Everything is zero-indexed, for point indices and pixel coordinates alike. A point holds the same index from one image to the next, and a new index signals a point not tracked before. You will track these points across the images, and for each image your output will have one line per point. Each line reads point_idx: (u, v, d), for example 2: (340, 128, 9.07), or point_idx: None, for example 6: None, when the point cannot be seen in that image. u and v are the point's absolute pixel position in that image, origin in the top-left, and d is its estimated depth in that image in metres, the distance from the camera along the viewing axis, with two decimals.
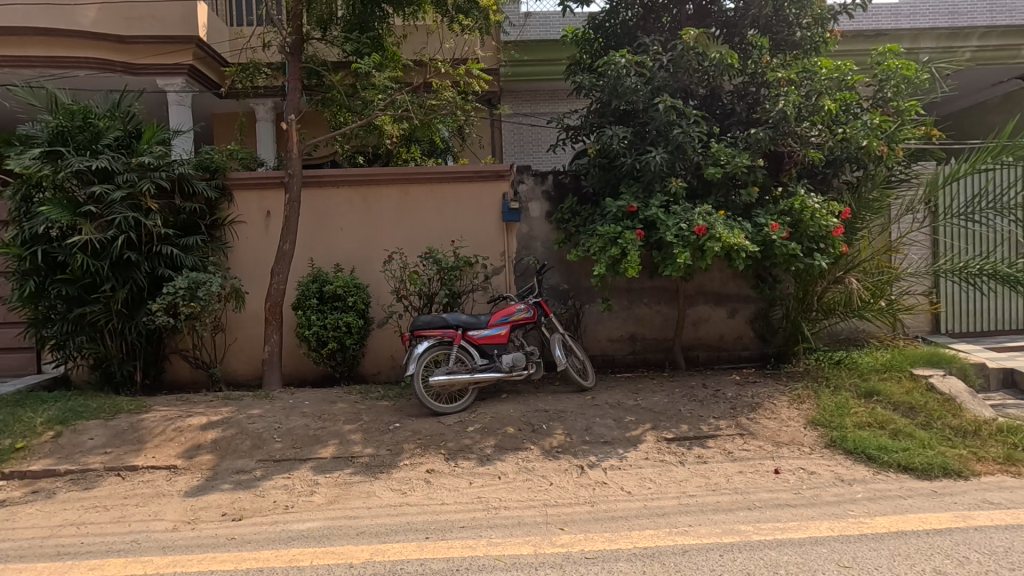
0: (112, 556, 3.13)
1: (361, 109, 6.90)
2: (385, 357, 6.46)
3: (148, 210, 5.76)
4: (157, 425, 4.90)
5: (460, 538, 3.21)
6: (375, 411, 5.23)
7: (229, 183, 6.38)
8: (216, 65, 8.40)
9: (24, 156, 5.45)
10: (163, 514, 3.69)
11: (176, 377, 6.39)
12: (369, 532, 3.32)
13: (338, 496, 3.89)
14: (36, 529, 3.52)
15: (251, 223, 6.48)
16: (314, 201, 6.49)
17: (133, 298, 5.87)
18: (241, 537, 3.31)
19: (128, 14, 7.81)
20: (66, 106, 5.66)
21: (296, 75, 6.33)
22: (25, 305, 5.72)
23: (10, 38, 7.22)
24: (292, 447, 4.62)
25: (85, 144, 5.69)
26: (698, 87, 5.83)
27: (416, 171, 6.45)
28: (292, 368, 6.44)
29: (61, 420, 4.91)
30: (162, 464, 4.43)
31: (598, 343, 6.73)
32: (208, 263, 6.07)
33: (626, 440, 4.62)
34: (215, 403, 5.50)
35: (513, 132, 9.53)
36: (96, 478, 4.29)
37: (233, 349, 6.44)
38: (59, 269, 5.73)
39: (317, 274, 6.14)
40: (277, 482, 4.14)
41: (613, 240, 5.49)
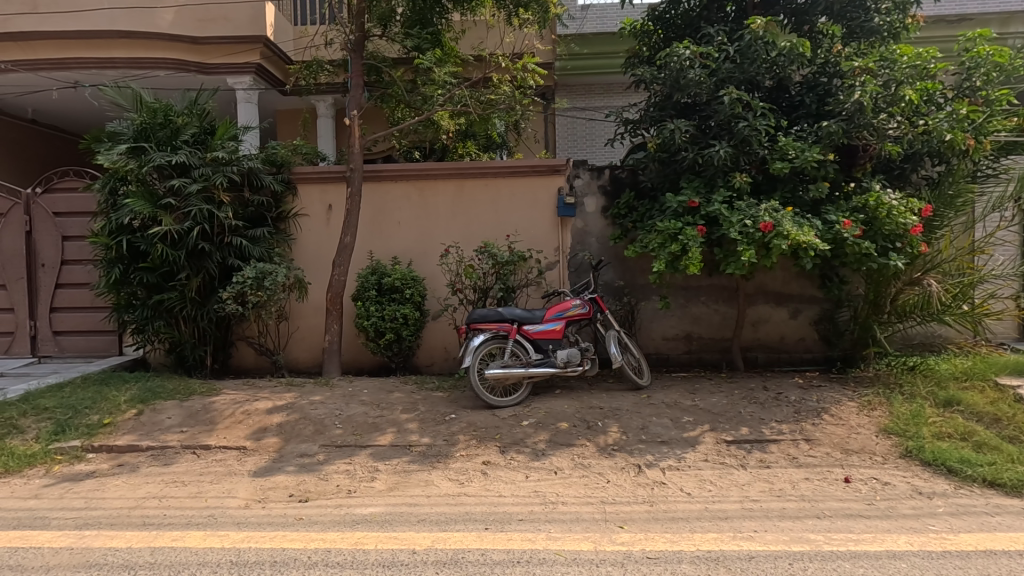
0: (192, 528, 3.32)
1: (421, 104, 7.08)
2: (439, 348, 6.56)
3: (220, 203, 6.05)
4: (227, 407, 5.17)
5: (520, 530, 3.23)
6: (430, 402, 5.34)
7: (294, 178, 6.63)
8: (281, 63, 8.70)
9: (112, 152, 5.81)
10: (236, 492, 3.88)
11: (242, 363, 6.70)
12: (429, 520, 3.39)
13: (398, 483, 3.98)
14: (123, 499, 3.78)
15: (313, 216, 6.70)
16: (374, 195, 6.65)
17: (205, 287, 6.18)
18: (309, 518, 3.45)
19: (202, 17, 8.13)
20: (148, 105, 6.01)
21: (358, 71, 6.49)
22: (109, 291, 6.11)
23: (96, 41, 7.70)
24: (352, 433, 4.76)
25: (165, 140, 6.02)
26: (765, 78, 5.61)
27: (471, 165, 6.50)
28: (350, 357, 6.63)
29: (141, 400, 5.25)
30: (233, 445, 4.65)
31: (652, 341, 6.62)
32: (274, 254, 6.34)
33: (684, 441, 4.52)
34: (279, 388, 5.75)
35: (567, 127, 9.49)
36: (174, 455, 4.56)
37: (295, 337, 6.69)
38: (140, 257, 6.10)
39: (376, 267, 6.30)
40: (339, 467, 4.28)
41: (673, 236, 5.37)
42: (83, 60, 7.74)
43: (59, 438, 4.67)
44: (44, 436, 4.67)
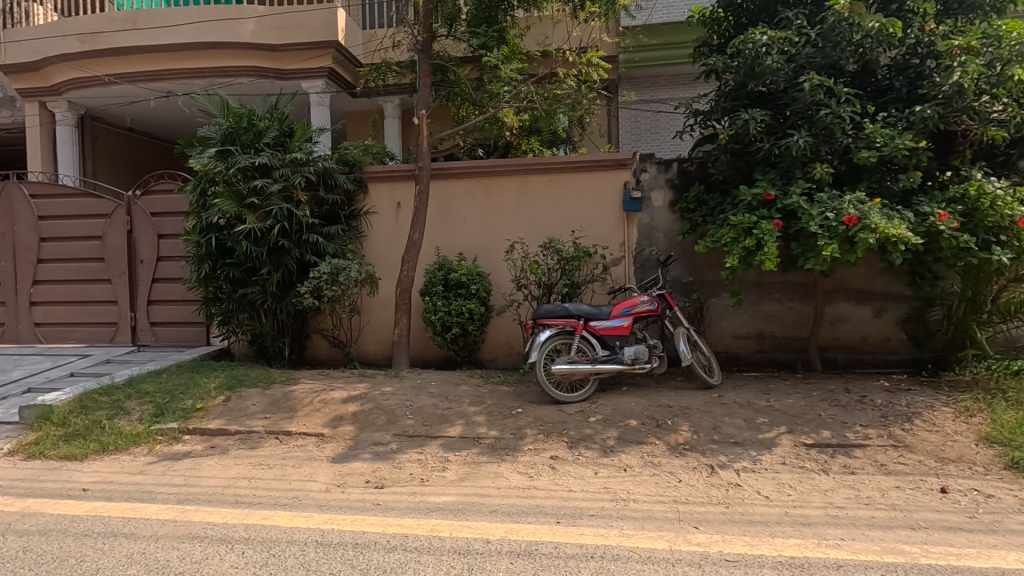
0: (279, 508, 3.53)
1: (486, 101, 7.19)
2: (503, 344, 6.62)
3: (298, 202, 6.36)
4: (306, 396, 5.45)
5: (591, 525, 3.22)
6: (497, 396, 5.42)
7: (365, 177, 6.89)
8: (351, 66, 9.02)
9: (203, 155, 6.21)
10: (317, 476, 4.08)
11: (316, 355, 7.02)
12: (501, 511, 3.44)
13: (468, 474, 4.07)
14: (217, 478, 4.06)
15: (383, 213, 6.93)
16: (441, 192, 6.79)
17: (284, 282, 6.52)
18: (385, 504, 3.58)
19: (280, 25, 8.32)
20: (234, 110, 6.39)
21: (426, 71, 6.63)
22: (200, 285, 6.55)
23: (186, 52, 8.34)
24: (423, 424, 4.90)
25: (249, 143, 6.39)
26: (849, 62, 5.30)
27: (535, 161, 6.52)
28: (417, 351, 6.81)
29: (229, 387, 5.62)
30: (312, 432, 4.89)
31: (722, 340, 6.42)
32: (347, 251, 6.62)
33: (759, 442, 4.35)
34: (353, 379, 5.99)
35: (631, 120, 9.34)
36: (260, 439, 4.84)
37: (365, 330, 6.94)
38: (226, 254, 6.48)
39: (443, 263, 6.43)
40: (412, 456, 4.42)
41: (747, 230, 5.17)
42: (176, 71, 8.43)
43: (159, 420, 5.07)
44: (147, 417, 5.09)
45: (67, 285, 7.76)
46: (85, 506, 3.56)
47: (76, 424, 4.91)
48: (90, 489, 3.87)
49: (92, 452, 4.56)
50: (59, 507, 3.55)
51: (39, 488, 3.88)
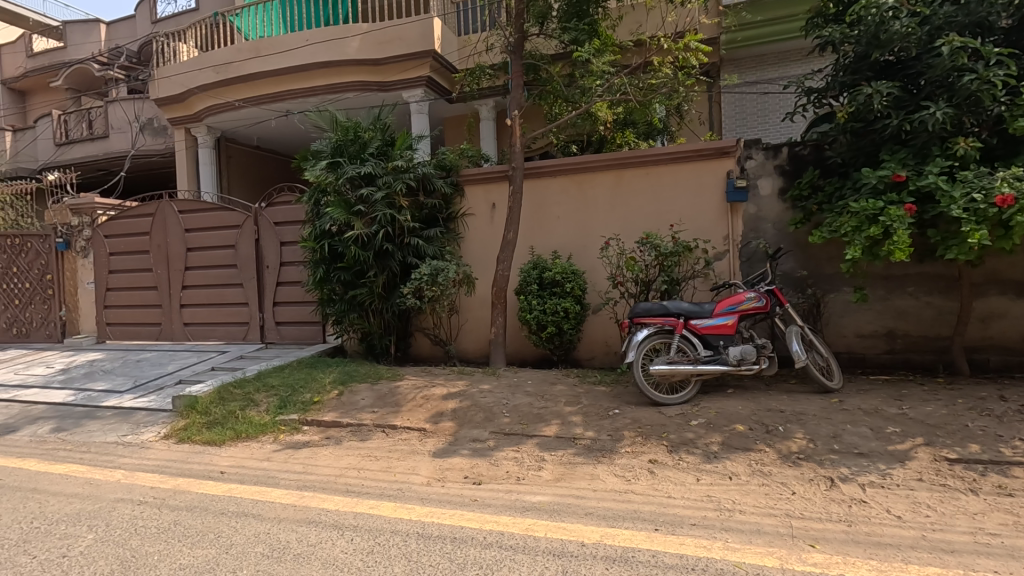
0: (384, 499, 3.73)
1: (578, 97, 7.07)
2: (600, 343, 6.51)
3: (400, 207, 6.68)
4: (410, 392, 5.73)
5: (693, 535, 3.06)
6: (593, 396, 5.33)
7: (461, 180, 7.11)
8: (447, 73, 9.25)
9: (316, 167, 6.71)
10: (419, 470, 4.27)
11: (419, 352, 7.35)
12: (596, 514, 3.38)
13: (564, 475, 4.04)
14: (331, 467, 4.39)
15: (479, 215, 7.10)
16: (534, 192, 6.80)
17: (389, 283, 6.88)
18: (482, 500, 3.65)
19: (381, 40, 8.79)
20: (342, 124, 6.84)
21: (518, 72, 6.66)
22: (316, 288, 7.10)
23: (301, 73, 9.12)
24: (519, 422, 4.95)
25: (355, 154, 6.81)
26: (1002, 17, 4.60)
27: (630, 154, 6.32)
28: (514, 349, 6.88)
29: (342, 382, 6.06)
30: (415, 426, 5.12)
31: (844, 339, 5.83)
32: (446, 252, 6.89)
33: (889, 455, 3.89)
34: (453, 376, 6.20)
35: (735, 104, 8.77)
36: (368, 432, 5.16)
37: (464, 329, 7.15)
38: (337, 258, 6.95)
39: (537, 262, 6.44)
40: (508, 454, 4.48)
41: (873, 217, 4.65)
42: (293, 91, 9.25)
43: (283, 412, 5.58)
44: (273, 409, 5.62)
45: (209, 289, 8.79)
46: (222, 487, 4.00)
47: (216, 413, 5.54)
48: (227, 472, 4.34)
49: (229, 438, 5.13)
50: (202, 487, 4.03)
51: (187, 469, 4.43)
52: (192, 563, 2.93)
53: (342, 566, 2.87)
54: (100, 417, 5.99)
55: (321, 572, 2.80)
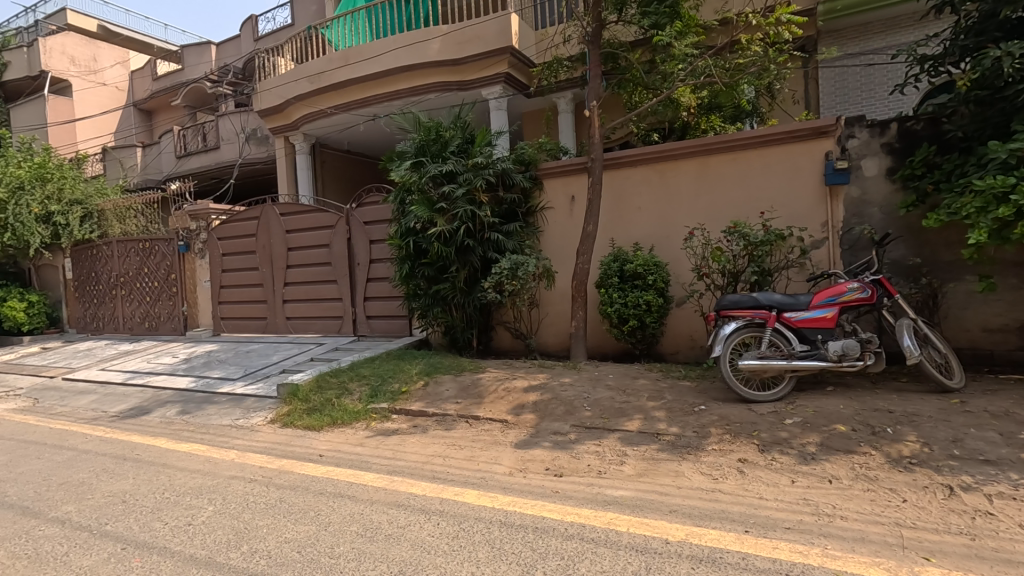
0: (468, 487, 3.84)
1: (660, 83, 6.86)
2: (684, 336, 6.29)
3: (480, 203, 6.80)
4: (492, 384, 5.85)
5: (787, 540, 2.89)
6: (678, 391, 5.17)
7: (540, 174, 7.14)
8: (525, 68, 9.28)
9: (401, 168, 6.96)
10: (502, 460, 4.35)
11: (500, 346, 7.47)
12: (681, 512, 3.28)
13: (647, 471, 3.95)
14: (419, 455, 4.58)
15: (558, 208, 7.11)
16: (614, 183, 6.68)
17: (471, 278, 7.04)
18: (563, 492, 3.66)
19: (460, 39, 8.98)
20: (424, 124, 7.06)
21: (596, 61, 6.53)
22: (402, 283, 7.39)
23: (386, 78, 9.52)
24: (600, 416, 4.90)
25: (437, 153, 7.01)
26: None
27: (715, 139, 6.04)
28: (595, 343, 6.80)
29: (427, 373, 6.30)
30: (497, 418, 5.22)
31: (966, 333, 5.24)
32: (525, 246, 6.96)
33: (1022, 463, 3.46)
34: (534, 369, 6.25)
35: (835, 79, 8.11)
36: (453, 422, 5.33)
37: (544, 323, 7.18)
38: (421, 255, 7.19)
39: (618, 254, 6.32)
40: (590, 447, 4.45)
41: (1002, 196, 4.14)
42: (378, 96, 9.68)
43: (374, 400, 5.90)
44: (365, 397, 5.95)
45: (307, 286, 9.45)
46: (321, 469, 4.30)
47: (315, 400, 5.97)
48: (326, 455, 4.66)
49: (327, 424, 5.50)
50: (304, 468, 4.35)
51: (291, 451, 4.80)
52: (295, 537, 3.18)
53: (430, 548, 2.99)
54: (217, 402, 6.64)
55: (410, 553, 2.94)
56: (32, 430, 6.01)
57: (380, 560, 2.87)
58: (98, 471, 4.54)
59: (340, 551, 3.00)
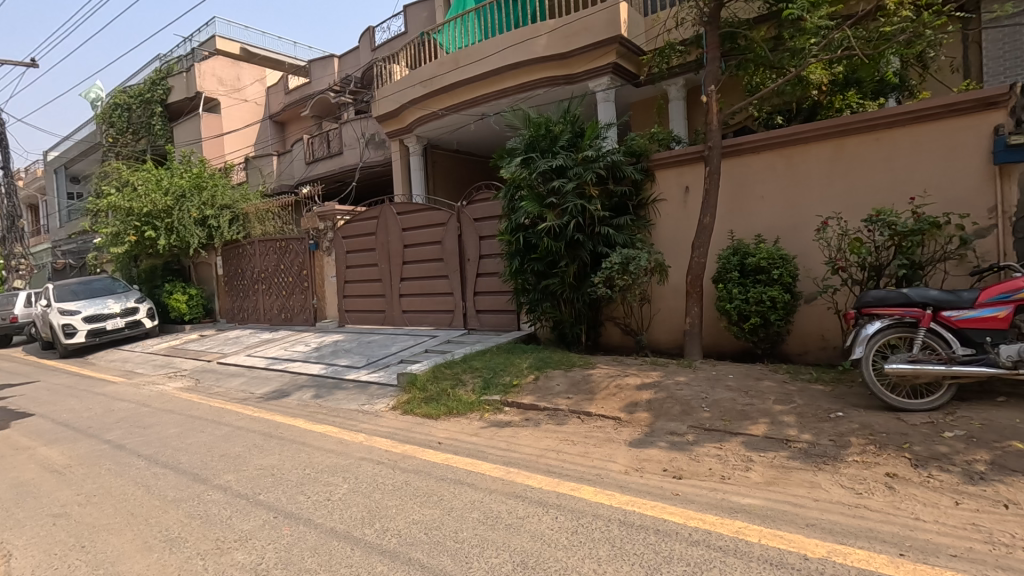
0: (584, 482, 3.81)
1: (788, 61, 6.32)
2: (814, 336, 5.79)
3: (590, 197, 6.73)
4: (603, 380, 5.78)
5: (954, 568, 2.55)
6: (809, 395, 4.78)
7: (653, 165, 6.94)
8: (634, 56, 9.00)
9: (511, 164, 7.01)
10: (616, 457, 4.28)
11: (609, 341, 7.37)
12: (820, 527, 3.01)
13: (777, 479, 3.68)
14: (532, 447, 4.63)
15: (671, 200, 6.88)
16: (734, 171, 6.28)
17: (580, 273, 6.98)
18: (684, 495, 3.52)
19: (567, 33, 8.91)
20: (534, 120, 7.07)
21: (715, 43, 6.14)
22: (511, 279, 7.47)
23: (494, 77, 9.72)
24: (721, 418, 4.65)
25: (547, 149, 6.99)
26: None
27: (854, 118, 5.46)
28: (711, 341, 6.47)
29: (538, 367, 6.38)
30: (610, 415, 5.14)
31: None
32: (636, 240, 6.79)
33: None
34: (646, 367, 6.08)
35: (1003, 41, 7.01)
36: (565, 416, 5.34)
37: (656, 319, 6.98)
38: (530, 250, 7.23)
39: (738, 247, 5.95)
40: (710, 450, 4.23)
41: None
42: (487, 95, 9.90)
43: (487, 392, 6.07)
44: (478, 389, 6.14)
45: (422, 281, 9.94)
46: (441, 456, 4.50)
47: (432, 389, 6.26)
48: (444, 443, 4.88)
49: (443, 413, 5.75)
50: (425, 454, 4.58)
51: (412, 437, 5.08)
52: (422, 519, 3.35)
53: (550, 541, 3.01)
54: (345, 388, 7.20)
55: (532, 544, 2.99)
56: (196, 407, 6.91)
57: (503, 549, 2.94)
58: (250, 446, 5.10)
59: (464, 536, 3.12)
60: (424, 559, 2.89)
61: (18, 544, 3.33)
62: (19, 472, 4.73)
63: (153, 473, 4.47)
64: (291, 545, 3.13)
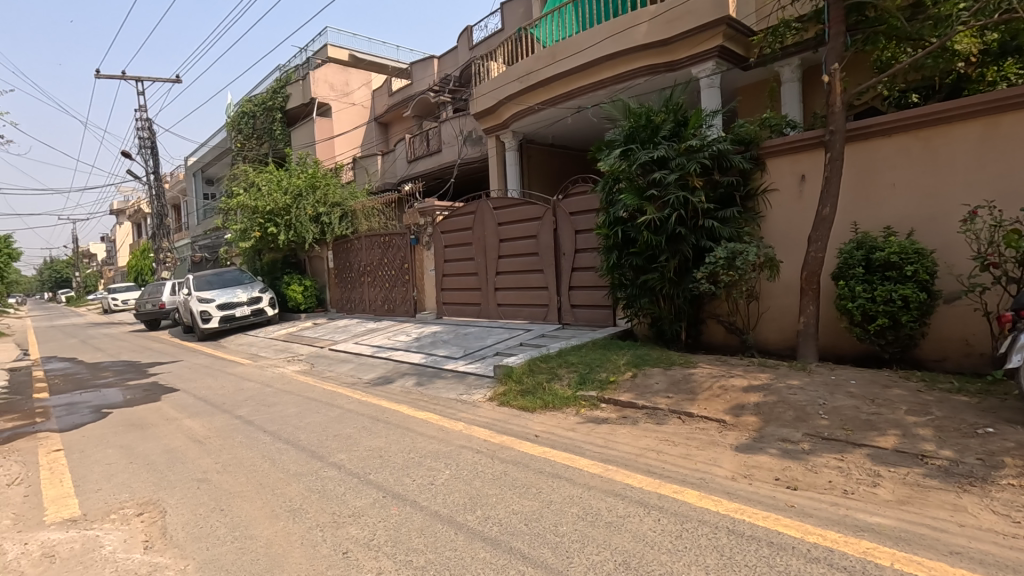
0: (688, 486, 3.66)
1: (928, 31, 5.68)
2: (956, 340, 5.15)
3: (694, 188, 6.43)
4: (706, 380, 5.52)
5: None
6: (949, 407, 4.26)
7: (763, 152, 6.50)
8: (743, 38, 8.47)
9: (609, 156, 6.83)
10: (722, 462, 4.06)
11: (712, 340, 7.04)
12: (968, 556, 2.66)
13: (911, 498, 3.31)
14: (631, 446, 4.52)
15: (784, 190, 6.41)
16: (859, 156, 5.72)
17: (681, 268, 6.70)
18: (800, 508, 3.26)
19: (669, 18, 8.55)
20: (634, 111, 6.84)
21: (839, 17, 5.58)
22: (608, 273, 7.33)
23: (592, 69, 9.57)
24: (842, 427, 4.26)
25: (647, 139, 6.74)
26: None
27: (1012, 92, 4.77)
28: (828, 342, 5.96)
29: (635, 364, 6.23)
30: (714, 417, 4.90)
31: None
32: (743, 233, 6.41)
33: None
34: (753, 368, 5.73)
35: None
36: (664, 416, 5.16)
37: (765, 317, 6.56)
38: (629, 244, 7.03)
39: (863, 240, 5.42)
40: (829, 461, 3.90)
41: None
42: (584, 87, 9.77)
43: (583, 387, 6.02)
44: (574, 384, 6.11)
45: (517, 275, 10.06)
46: (538, 449, 4.53)
47: (528, 382, 6.32)
48: (541, 436, 4.90)
49: (539, 406, 5.78)
50: (523, 446, 4.63)
51: (510, 428, 5.16)
52: (522, 510, 3.39)
53: (653, 543, 2.92)
54: (444, 377, 7.48)
55: (634, 544, 2.92)
56: (312, 389, 7.49)
57: (604, 547, 2.90)
58: (360, 428, 5.45)
59: (565, 530, 3.11)
60: (525, 550, 2.92)
61: (170, 503, 3.79)
62: (170, 440, 5.39)
63: (278, 448, 4.91)
64: (400, 524, 3.30)
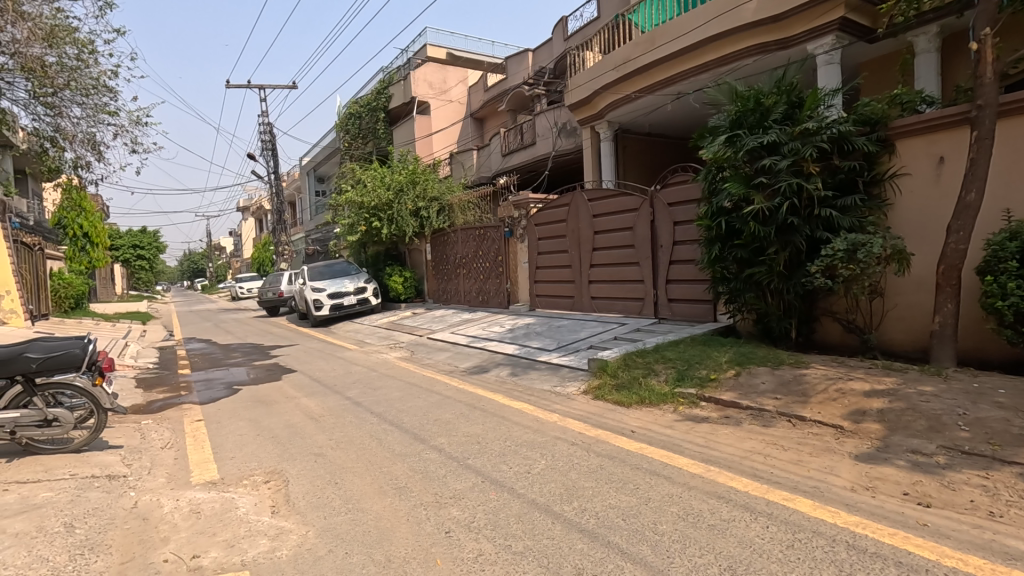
0: (800, 493, 3.42)
1: None
2: None
3: (809, 175, 5.94)
4: (820, 382, 5.11)
5: None
6: None
7: (893, 133, 5.87)
8: (869, 8, 7.69)
9: (713, 143, 6.47)
10: (839, 471, 3.75)
11: (827, 339, 6.51)
12: None
13: None
14: (735, 448, 4.30)
15: (918, 174, 5.77)
16: (1015, 133, 5.00)
17: (792, 261, 6.21)
18: (935, 527, 2.93)
19: None
20: (741, 94, 6.43)
21: None
22: (709, 266, 6.97)
23: (695, 52, 9.14)
24: (987, 442, 3.77)
25: (756, 124, 6.31)
26: None
27: None
28: (969, 345, 5.30)
29: (739, 362, 5.90)
30: (829, 422, 4.52)
31: None
32: (867, 223, 5.83)
33: None
34: (876, 371, 5.22)
35: None
36: (772, 418, 4.85)
37: (891, 315, 5.96)
38: (733, 235, 6.63)
39: (1018, 229, 4.74)
40: (970, 478, 3.47)
41: None
42: (686, 72, 9.37)
43: (681, 384, 5.81)
44: (672, 380, 5.92)
45: (612, 268, 9.90)
46: (634, 445, 4.45)
47: (623, 377, 6.22)
48: (637, 432, 4.80)
49: (635, 401, 5.66)
50: (619, 440, 4.57)
51: (605, 422, 5.10)
52: (619, 505, 3.35)
53: (761, 551, 2.77)
54: (538, 368, 7.54)
55: (740, 550, 2.79)
56: (412, 375, 7.87)
57: (707, 550, 2.79)
58: (458, 414, 5.64)
59: (664, 529, 3.03)
60: (623, 545, 2.89)
61: (292, 473, 4.16)
62: (290, 416, 5.91)
63: (384, 429, 5.22)
64: (498, 508, 3.39)
